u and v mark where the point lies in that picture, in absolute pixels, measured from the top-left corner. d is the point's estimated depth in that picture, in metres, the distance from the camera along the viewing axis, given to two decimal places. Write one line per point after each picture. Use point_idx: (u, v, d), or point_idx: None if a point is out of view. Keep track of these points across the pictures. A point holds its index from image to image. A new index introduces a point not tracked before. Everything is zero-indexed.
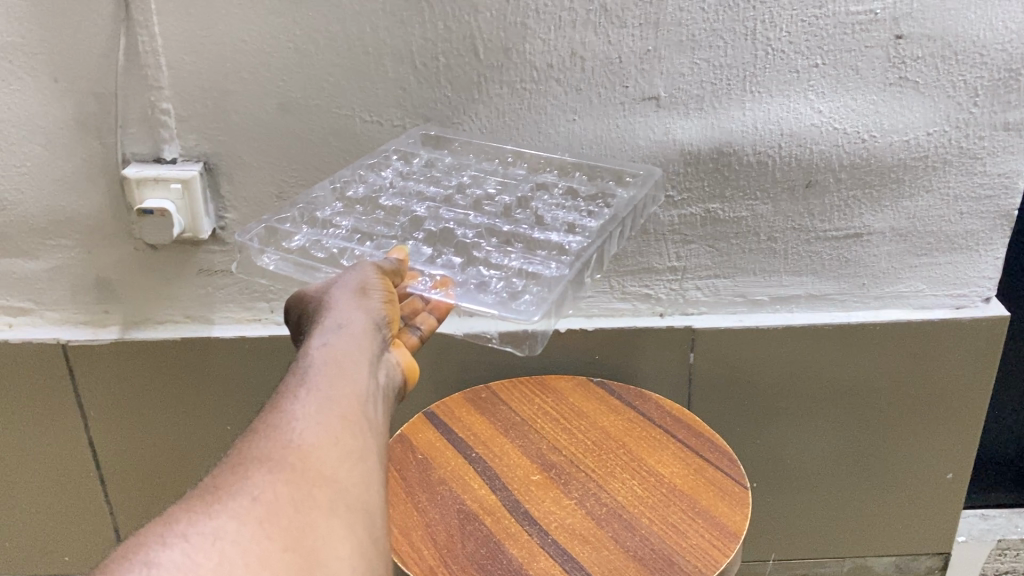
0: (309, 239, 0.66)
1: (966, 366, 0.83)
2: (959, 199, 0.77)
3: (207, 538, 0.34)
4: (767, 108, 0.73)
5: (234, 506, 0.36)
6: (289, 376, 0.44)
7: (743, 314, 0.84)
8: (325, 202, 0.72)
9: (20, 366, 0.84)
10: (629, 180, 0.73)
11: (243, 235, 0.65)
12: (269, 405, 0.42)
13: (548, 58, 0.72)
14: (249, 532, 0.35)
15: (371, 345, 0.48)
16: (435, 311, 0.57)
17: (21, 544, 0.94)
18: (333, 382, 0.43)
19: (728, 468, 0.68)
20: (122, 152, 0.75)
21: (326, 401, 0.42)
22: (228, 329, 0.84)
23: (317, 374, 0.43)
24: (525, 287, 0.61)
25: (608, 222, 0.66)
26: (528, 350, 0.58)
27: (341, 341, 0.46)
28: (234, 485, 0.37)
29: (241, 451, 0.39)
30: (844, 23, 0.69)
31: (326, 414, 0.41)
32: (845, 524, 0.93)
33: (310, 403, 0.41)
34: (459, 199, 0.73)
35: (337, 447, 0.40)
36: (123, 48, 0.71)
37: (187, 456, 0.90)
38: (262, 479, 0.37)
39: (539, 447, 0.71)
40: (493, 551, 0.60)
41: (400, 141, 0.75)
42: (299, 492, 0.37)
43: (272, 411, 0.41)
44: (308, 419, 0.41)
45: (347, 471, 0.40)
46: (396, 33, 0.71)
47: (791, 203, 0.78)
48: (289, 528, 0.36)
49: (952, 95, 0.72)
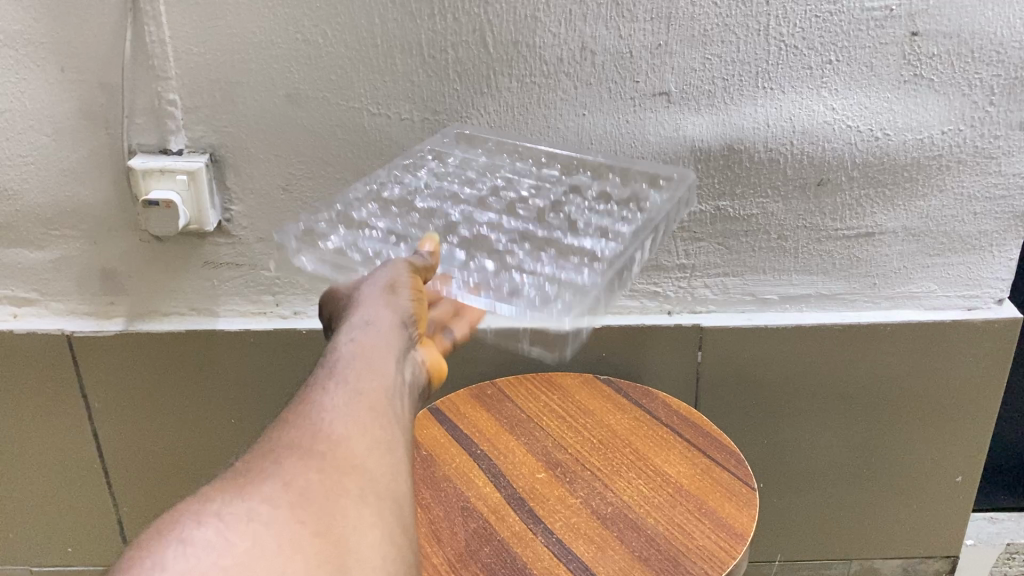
0: (346, 241, 0.68)
1: (980, 369, 0.82)
2: (974, 199, 0.76)
3: (241, 519, 0.34)
4: (779, 105, 0.72)
5: (264, 489, 0.36)
6: (318, 368, 0.43)
7: (752, 313, 0.83)
8: (363, 202, 0.73)
9: (25, 355, 0.84)
10: (664, 183, 0.72)
11: (282, 236, 0.68)
12: (298, 396, 0.42)
13: (557, 52, 0.71)
14: (281, 514, 0.35)
15: (401, 339, 0.47)
16: (469, 317, 0.60)
17: (25, 535, 0.94)
18: (362, 374, 0.42)
19: (736, 468, 0.67)
20: (128, 143, 0.75)
21: (355, 394, 0.41)
22: (235, 322, 0.84)
23: (348, 365, 0.43)
24: (556, 292, 0.62)
25: (639, 232, 0.67)
26: (561, 351, 0.61)
27: (369, 335, 0.45)
28: (265, 471, 0.37)
29: (271, 439, 0.39)
30: (860, 19, 0.68)
31: (355, 406, 0.40)
32: (852, 526, 0.92)
33: (338, 396, 0.41)
34: (493, 201, 0.74)
35: (365, 439, 0.39)
36: (130, 38, 0.70)
37: (193, 453, 0.90)
38: (293, 466, 0.37)
39: (547, 446, 0.70)
40: (499, 551, 0.60)
41: (434, 140, 0.75)
42: (329, 479, 0.37)
43: (301, 401, 0.41)
44: (336, 410, 0.40)
45: (374, 461, 0.39)
46: (405, 25, 0.70)
47: (803, 201, 0.77)
48: (320, 513, 0.36)
49: (967, 93, 0.71)
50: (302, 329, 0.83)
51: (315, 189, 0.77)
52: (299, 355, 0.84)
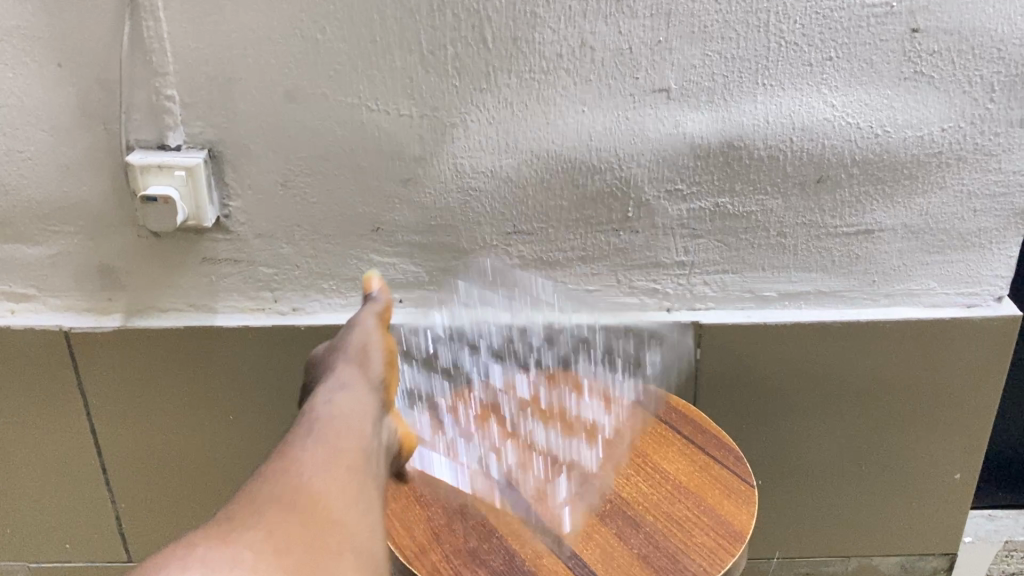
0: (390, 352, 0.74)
1: (979, 367, 0.82)
2: (973, 197, 0.76)
3: (227, 563, 0.35)
4: (779, 102, 0.72)
5: (248, 535, 0.37)
6: (295, 427, 0.45)
7: (751, 310, 0.83)
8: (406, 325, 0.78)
9: (23, 351, 0.84)
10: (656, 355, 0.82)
11: None
12: (275, 453, 0.43)
13: (557, 48, 0.71)
14: (264, 560, 0.35)
15: (375, 402, 0.49)
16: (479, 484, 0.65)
17: (22, 531, 0.94)
18: (341, 432, 0.44)
19: (734, 465, 0.68)
20: (126, 139, 0.75)
21: (335, 451, 0.43)
22: (232, 318, 0.84)
23: (325, 426, 0.45)
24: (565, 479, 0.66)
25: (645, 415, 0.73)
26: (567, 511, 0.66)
27: (347, 394, 0.48)
28: (247, 520, 0.38)
29: (249, 493, 0.40)
30: (860, 16, 0.68)
31: (331, 465, 0.42)
32: (850, 523, 0.92)
33: (318, 452, 0.43)
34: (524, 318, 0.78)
35: (345, 495, 0.41)
36: (128, 33, 0.70)
37: (191, 451, 0.90)
38: (273, 516, 0.38)
39: (546, 435, 0.70)
40: (497, 548, 0.60)
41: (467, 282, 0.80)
42: (310, 531, 0.38)
43: (279, 458, 0.42)
44: (315, 468, 0.42)
45: (354, 516, 0.41)
46: (404, 20, 0.70)
47: (802, 198, 0.77)
48: (301, 561, 0.37)
49: (968, 90, 0.71)
50: (300, 325, 0.83)
51: (313, 185, 0.77)
52: (297, 351, 0.84)
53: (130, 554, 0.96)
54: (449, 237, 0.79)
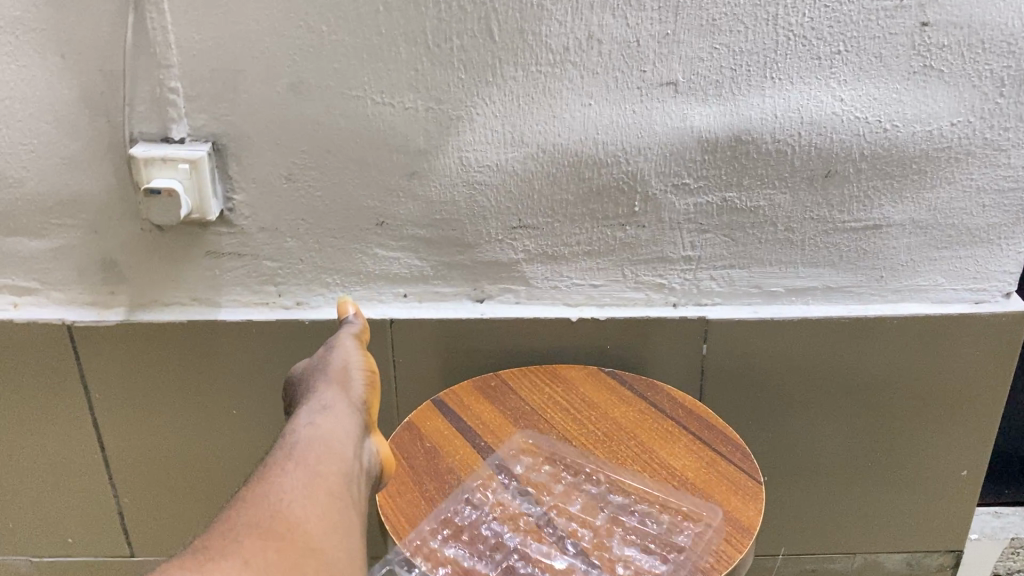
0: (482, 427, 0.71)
1: (986, 362, 0.82)
2: (982, 192, 0.76)
3: None
4: (787, 96, 0.72)
5: (226, 564, 0.39)
6: (275, 450, 0.48)
7: (758, 305, 0.82)
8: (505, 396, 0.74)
9: (25, 345, 0.83)
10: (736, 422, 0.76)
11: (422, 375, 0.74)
12: (256, 476, 0.46)
13: (564, 41, 0.70)
14: None
15: (356, 425, 0.52)
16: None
17: (25, 525, 0.93)
18: (319, 456, 0.47)
19: (742, 461, 0.67)
20: (129, 131, 0.74)
21: (314, 475, 0.45)
22: (236, 312, 0.83)
23: (304, 450, 0.47)
24: None
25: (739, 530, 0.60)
26: None
27: (327, 420, 0.50)
28: (227, 546, 0.40)
29: (229, 518, 0.42)
30: (869, 9, 0.68)
31: (311, 489, 0.45)
32: (855, 519, 0.92)
33: (297, 475, 0.45)
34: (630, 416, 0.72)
35: (323, 521, 0.43)
36: (132, 24, 0.70)
37: (195, 446, 0.89)
38: (252, 543, 0.40)
39: (596, 487, 0.65)
40: (508, 554, 0.59)
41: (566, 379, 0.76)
42: (288, 558, 0.41)
43: (259, 482, 0.45)
44: (294, 492, 0.44)
45: (332, 542, 0.43)
46: (410, 13, 0.69)
47: (810, 193, 0.76)
48: None
49: (978, 84, 0.71)
50: (303, 319, 0.82)
51: (318, 179, 0.77)
52: (300, 345, 0.84)
53: (133, 549, 0.95)
54: (454, 231, 0.79)
